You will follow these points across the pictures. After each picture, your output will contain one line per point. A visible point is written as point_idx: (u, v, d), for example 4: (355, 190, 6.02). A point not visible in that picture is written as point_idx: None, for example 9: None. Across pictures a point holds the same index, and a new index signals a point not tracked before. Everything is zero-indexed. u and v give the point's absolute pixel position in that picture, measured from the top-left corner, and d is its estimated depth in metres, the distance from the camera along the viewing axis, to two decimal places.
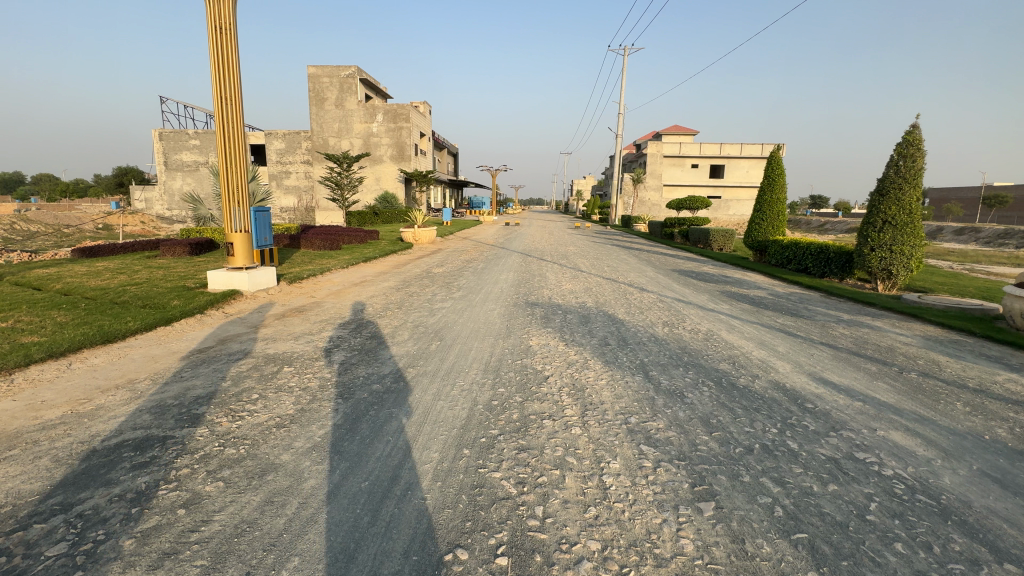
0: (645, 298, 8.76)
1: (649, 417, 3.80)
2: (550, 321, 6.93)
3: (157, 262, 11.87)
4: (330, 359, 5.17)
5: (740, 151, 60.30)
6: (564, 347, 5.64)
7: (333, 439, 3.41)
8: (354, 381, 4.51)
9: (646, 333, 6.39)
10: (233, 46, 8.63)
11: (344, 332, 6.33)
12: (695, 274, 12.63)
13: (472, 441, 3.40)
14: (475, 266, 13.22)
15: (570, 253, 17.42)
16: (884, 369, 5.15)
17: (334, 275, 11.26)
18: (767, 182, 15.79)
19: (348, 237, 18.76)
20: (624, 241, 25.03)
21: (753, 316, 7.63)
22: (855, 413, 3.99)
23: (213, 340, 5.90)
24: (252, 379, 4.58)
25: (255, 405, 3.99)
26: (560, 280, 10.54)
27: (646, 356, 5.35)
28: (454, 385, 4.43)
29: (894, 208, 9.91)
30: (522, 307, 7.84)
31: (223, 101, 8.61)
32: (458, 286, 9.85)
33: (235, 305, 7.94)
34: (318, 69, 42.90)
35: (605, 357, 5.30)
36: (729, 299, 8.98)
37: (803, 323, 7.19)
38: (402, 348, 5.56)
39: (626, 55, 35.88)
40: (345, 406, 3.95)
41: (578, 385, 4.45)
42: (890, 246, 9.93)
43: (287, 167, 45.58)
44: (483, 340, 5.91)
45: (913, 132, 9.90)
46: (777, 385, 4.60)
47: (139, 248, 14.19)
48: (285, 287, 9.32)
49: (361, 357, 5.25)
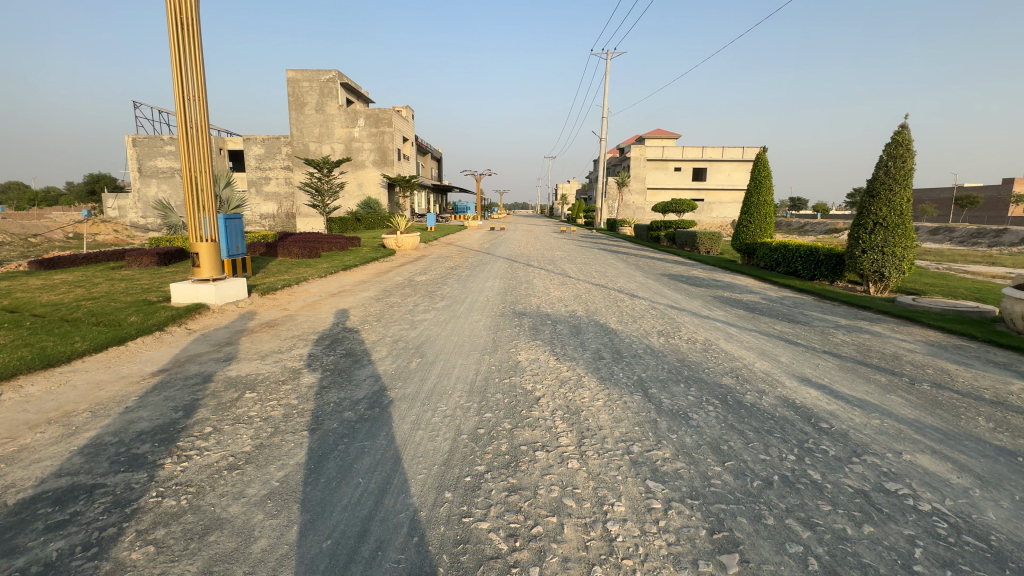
0: (637, 305, 8.40)
1: (653, 445, 3.41)
2: (540, 332, 6.52)
3: (121, 274, 11.16)
4: (298, 382, 4.68)
5: (722, 154, 60.98)
6: (555, 363, 5.24)
7: (293, 483, 2.94)
8: (323, 408, 4.04)
9: (642, 345, 6.02)
10: (197, 44, 8.10)
11: (316, 349, 5.83)
12: (685, 278, 12.37)
13: (455, 482, 2.96)
14: (459, 273, 12.77)
15: (557, 258, 17.07)
16: (895, 380, 4.85)
17: (311, 286, 10.71)
18: (754, 184, 15.68)
19: (327, 244, 18.13)
20: (611, 244, 24.82)
21: (750, 323, 7.33)
22: (875, 434, 3.66)
23: (170, 362, 5.36)
24: (207, 408, 4.08)
25: (206, 441, 3.49)
26: (548, 287, 10.16)
27: (643, 371, 4.97)
28: (436, 411, 3.98)
29: (885, 209, 9.77)
30: (510, 317, 7.42)
31: (187, 101, 8.02)
32: (442, 295, 9.39)
33: (200, 320, 7.36)
34: (297, 73, 42.19)
35: (600, 373, 4.90)
36: (723, 305, 8.68)
37: (802, 330, 6.91)
38: (379, 368, 5.08)
39: (608, 59, 35.95)
40: (311, 440, 3.48)
41: (573, 407, 4.04)
42: (882, 248, 9.78)
43: (267, 173, 44.57)
44: (468, 356, 5.47)
45: (902, 132, 9.81)
46: (787, 402, 4.25)
47: (103, 259, 13.42)
48: (257, 300, 8.76)
49: (333, 379, 4.77)
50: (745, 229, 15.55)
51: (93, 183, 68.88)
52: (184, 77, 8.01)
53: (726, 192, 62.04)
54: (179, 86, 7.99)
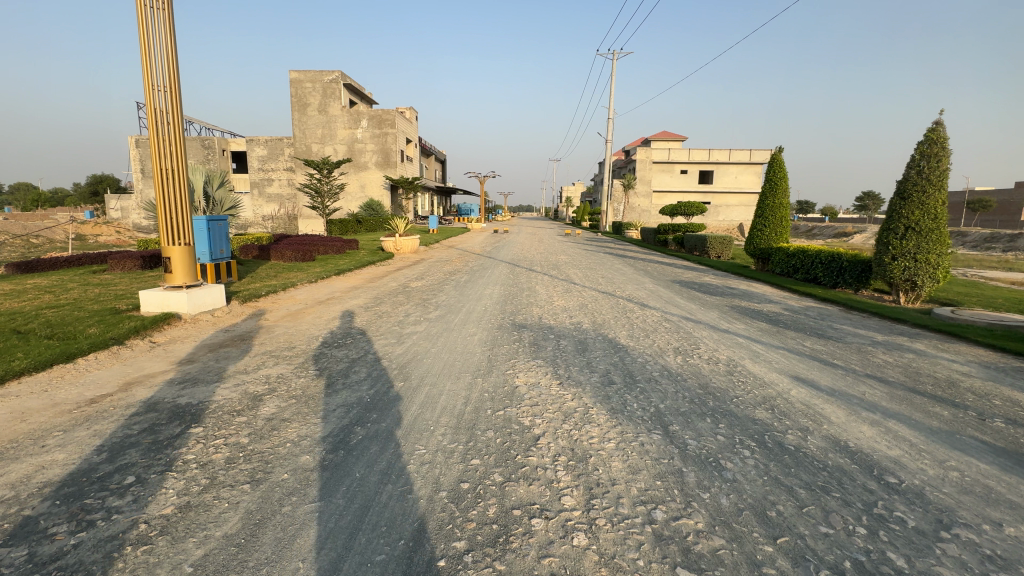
0: (649, 317, 7.66)
1: (681, 510, 2.69)
2: (542, 350, 5.80)
3: (99, 278, 10.53)
4: (256, 412, 3.99)
5: (729, 157, 60.16)
6: (559, 390, 4.51)
7: (213, 567, 2.25)
8: (276, 451, 3.34)
9: (658, 366, 5.28)
10: (171, 32, 7.37)
11: (287, 368, 5.14)
12: (698, 285, 11.62)
13: (424, 569, 2.25)
14: (458, 279, 12.07)
15: (561, 262, 16.35)
16: (961, 415, 4.09)
17: (298, 292, 10.04)
18: (768, 186, 14.89)
19: (323, 247, 17.49)
20: (617, 248, 24.05)
21: (776, 339, 6.57)
22: (958, 493, 2.92)
23: (116, 384, 4.68)
24: (138, 449, 3.39)
25: (121, 498, 2.80)
26: (551, 295, 9.47)
27: (660, 401, 4.24)
28: (412, 456, 3.28)
29: (918, 213, 9.00)
30: (509, 331, 6.70)
31: (157, 90, 7.25)
32: (436, 304, 8.68)
33: (168, 331, 6.70)
34: (300, 73, 41.85)
35: (610, 404, 4.17)
36: (743, 317, 7.92)
37: (836, 348, 6.16)
38: (353, 394, 4.38)
39: (615, 60, 35.41)
40: (252, 499, 2.78)
41: (579, 452, 3.32)
42: (915, 255, 8.99)
43: (269, 174, 44.11)
44: (459, 379, 4.76)
45: (936, 129, 9.03)
46: (838, 445, 3.51)
47: (85, 262, 12.80)
48: (236, 309, 8.09)
49: (297, 409, 4.06)
50: (759, 233, 14.77)
51: (98, 184, 68.89)
52: (153, 65, 7.23)
53: (732, 195, 61.23)
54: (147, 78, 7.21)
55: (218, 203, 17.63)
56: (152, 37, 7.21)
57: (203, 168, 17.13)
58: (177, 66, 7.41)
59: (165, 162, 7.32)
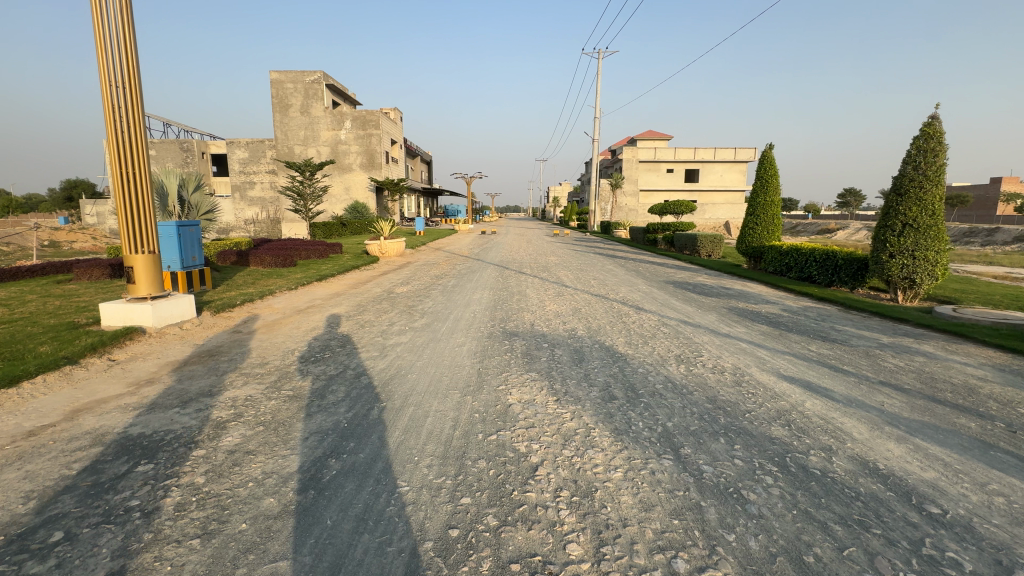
0: (646, 322, 7.31)
1: (705, 558, 2.32)
2: (536, 361, 5.40)
3: (62, 289, 9.88)
4: (217, 444, 3.54)
5: (714, 155, 60.49)
6: (556, 408, 4.12)
7: None
8: (235, 494, 2.89)
9: (660, 377, 4.92)
10: (133, 42, 6.82)
11: (258, 388, 4.68)
12: (692, 286, 11.35)
13: None
14: (445, 283, 11.63)
15: (550, 263, 15.98)
16: (989, 427, 3.80)
17: (276, 300, 9.54)
18: (759, 184, 14.70)
19: (305, 251, 16.91)
20: (607, 248, 23.80)
21: (780, 344, 6.26)
22: (1010, 524, 2.60)
23: (62, 412, 4.18)
24: (75, 494, 2.92)
25: (43, 562, 2.34)
26: (543, 300, 9.11)
27: (667, 419, 3.88)
28: (393, 496, 2.86)
29: (916, 210, 8.80)
30: (500, 340, 6.29)
31: (114, 87, 6.68)
32: (422, 311, 8.24)
33: (130, 347, 6.18)
34: (281, 74, 40.98)
35: (612, 423, 3.80)
36: (743, 320, 7.62)
37: (843, 352, 5.87)
38: (329, 419, 3.94)
39: (600, 58, 35.31)
40: (202, 559, 2.35)
41: (582, 485, 2.94)
42: (912, 252, 8.80)
43: (250, 177, 43.08)
44: (446, 398, 4.34)
45: (932, 124, 8.86)
46: (867, 467, 3.17)
47: (49, 271, 12.09)
48: (207, 321, 7.58)
49: (265, 438, 3.62)
50: (751, 232, 14.58)
51: (73, 189, 66.92)
52: (109, 58, 6.63)
53: (718, 193, 61.61)
54: (105, 89, 6.64)
55: (193, 208, 16.89)
56: (107, 29, 6.59)
57: (176, 172, 16.33)
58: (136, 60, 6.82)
59: (126, 171, 6.77)
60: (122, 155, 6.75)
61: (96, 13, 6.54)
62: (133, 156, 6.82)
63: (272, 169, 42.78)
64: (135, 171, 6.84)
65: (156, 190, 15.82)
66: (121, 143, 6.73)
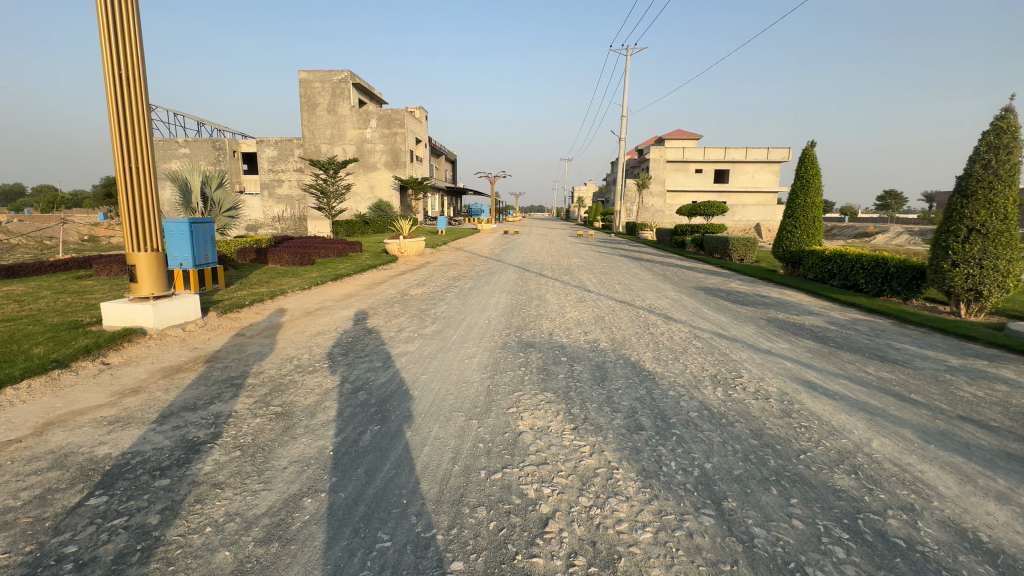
0: (676, 334, 6.65)
1: None
2: (553, 379, 4.84)
3: (78, 285, 9.83)
4: (185, 472, 3.11)
5: (746, 155, 58.55)
6: (573, 439, 3.56)
7: None
8: (187, 543, 2.44)
9: (695, 403, 4.29)
10: (139, 58, 6.57)
11: (246, 403, 4.27)
12: (724, 293, 10.58)
13: None
14: (462, 285, 11.16)
15: (573, 265, 15.35)
16: None
17: (287, 301, 9.26)
18: (799, 184, 13.73)
19: (324, 250, 16.76)
20: (633, 250, 22.98)
21: (831, 364, 5.53)
22: None
23: (31, 425, 3.83)
24: (8, 535, 2.51)
25: None
26: (563, 306, 8.56)
27: (705, 458, 3.28)
28: (371, 555, 2.35)
29: (985, 213, 7.85)
30: (514, 352, 5.75)
31: (118, 83, 6.42)
32: (433, 316, 7.78)
33: (126, 350, 5.90)
34: (309, 74, 41.42)
35: (640, 462, 3.22)
36: (785, 334, 6.88)
37: (907, 376, 5.11)
38: (315, 443, 3.49)
39: (628, 55, 34.49)
40: None
41: (602, 551, 2.38)
42: (980, 260, 7.86)
43: (279, 176, 43.68)
44: (449, 422, 3.83)
45: (1006, 117, 7.90)
46: (966, 539, 2.51)
47: (71, 266, 12.15)
48: (212, 322, 7.29)
49: (239, 466, 3.18)
50: (789, 235, 13.62)
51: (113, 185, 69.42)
52: (111, 51, 6.37)
53: (749, 194, 59.63)
54: (112, 108, 6.44)
55: (216, 205, 16.85)
56: (110, 22, 6.34)
57: (199, 168, 16.11)
58: (140, 55, 6.57)
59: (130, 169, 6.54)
60: (127, 174, 6.53)
61: (103, 32, 6.33)
62: (139, 171, 6.59)
63: (299, 167, 43.30)
64: (141, 192, 6.63)
65: (180, 187, 15.74)
66: (127, 164, 6.51)
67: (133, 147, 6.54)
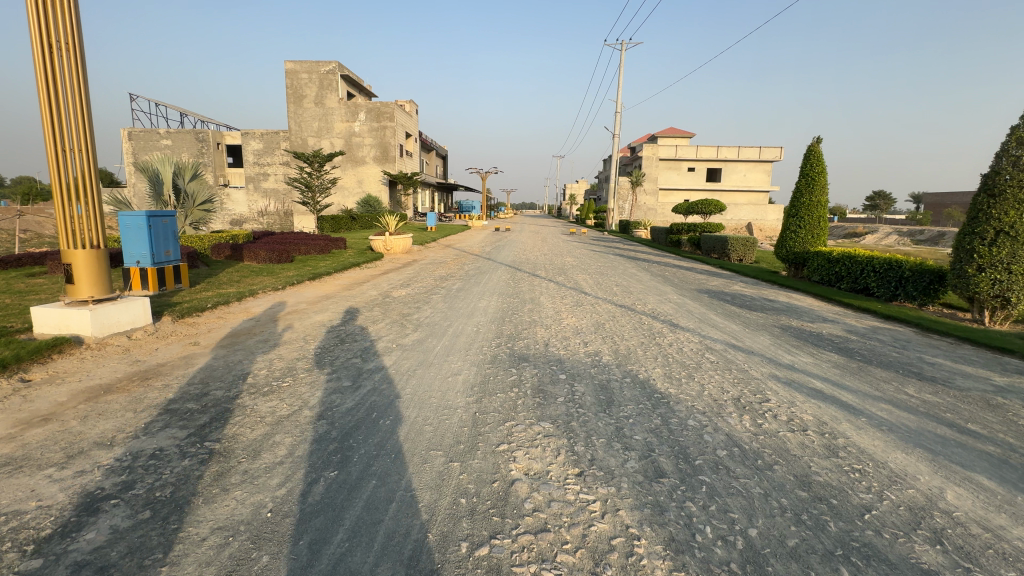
0: (687, 345, 5.98)
1: None
2: (551, 404, 4.12)
3: (25, 284, 8.90)
4: (66, 548, 2.33)
5: (738, 154, 58.32)
6: (578, 492, 2.84)
7: None
8: None
9: (721, 436, 3.59)
10: (75, 37, 5.73)
11: (177, 437, 3.48)
12: (729, 296, 9.95)
13: None
14: (449, 286, 10.40)
15: (567, 265, 14.65)
16: None
17: (257, 303, 8.43)
18: (804, 182, 13.14)
19: (304, 247, 15.88)
20: (628, 249, 22.36)
21: (865, 383, 4.87)
22: None
23: None
24: None
25: None
26: (560, 310, 7.86)
27: (747, 523, 2.57)
28: None
29: (1014, 214, 7.25)
30: (505, 368, 5.01)
31: (50, 65, 5.55)
32: (415, 323, 7.01)
33: (55, 363, 5.06)
34: (296, 65, 40.15)
35: (668, 530, 2.50)
36: (805, 346, 6.22)
37: (955, 400, 4.46)
38: (250, 499, 2.73)
39: (623, 51, 33.87)
40: None
41: None
42: (1008, 265, 7.29)
43: (265, 169, 42.37)
44: (424, 467, 3.09)
45: None
46: None
47: (25, 262, 11.15)
48: (166, 329, 6.47)
49: (142, 539, 2.41)
50: (793, 235, 13.04)
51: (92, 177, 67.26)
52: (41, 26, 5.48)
53: (741, 194, 59.50)
54: (43, 93, 5.55)
55: (190, 198, 15.81)
56: None
57: (172, 158, 14.97)
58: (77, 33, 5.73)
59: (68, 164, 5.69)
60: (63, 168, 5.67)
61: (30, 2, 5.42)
62: (79, 167, 5.76)
63: (285, 160, 42.04)
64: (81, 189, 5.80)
65: (150, 178, 14.65)
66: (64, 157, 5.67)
67: (73, 137, 5.71)
